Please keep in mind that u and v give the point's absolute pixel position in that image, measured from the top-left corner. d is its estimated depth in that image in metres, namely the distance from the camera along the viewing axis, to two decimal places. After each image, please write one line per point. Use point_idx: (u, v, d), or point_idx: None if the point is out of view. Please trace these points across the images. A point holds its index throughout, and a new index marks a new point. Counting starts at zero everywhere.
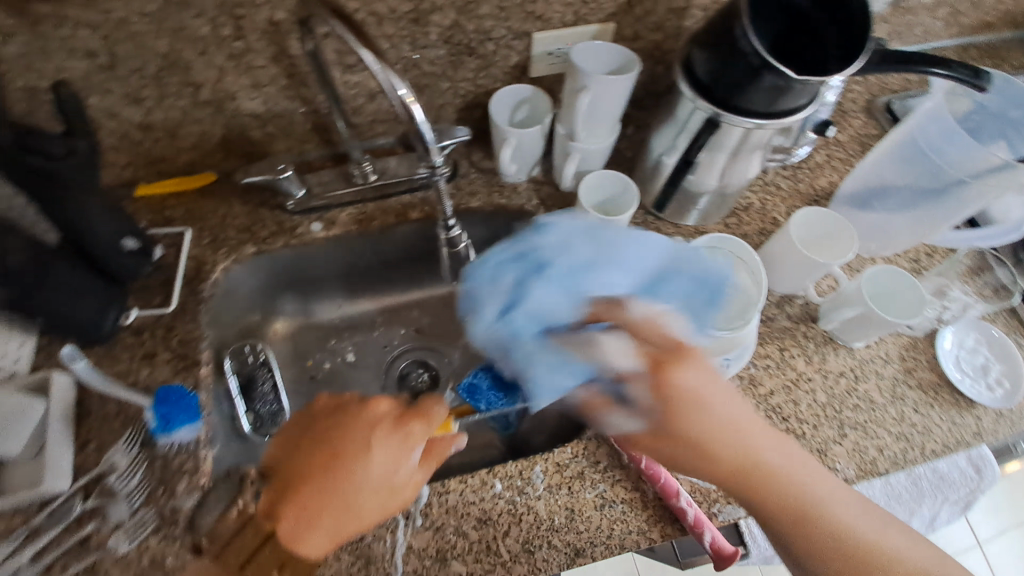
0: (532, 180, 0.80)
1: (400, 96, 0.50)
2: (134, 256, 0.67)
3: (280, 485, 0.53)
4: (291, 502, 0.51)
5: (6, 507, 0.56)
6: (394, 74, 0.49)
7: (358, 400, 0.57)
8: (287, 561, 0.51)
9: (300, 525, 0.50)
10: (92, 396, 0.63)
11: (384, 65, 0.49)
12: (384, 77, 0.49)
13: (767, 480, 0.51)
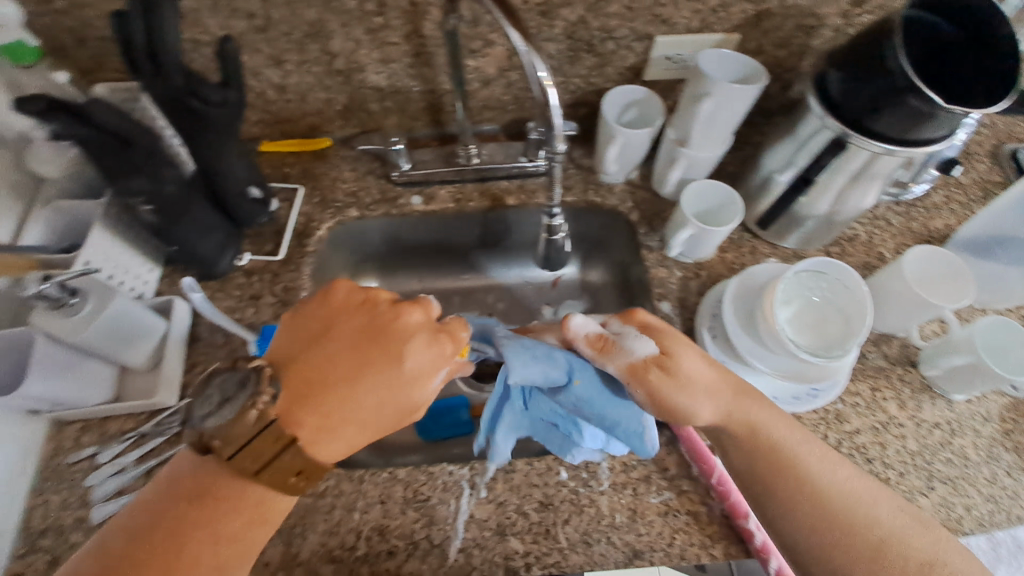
0: (629, 183, 0.80)
1: (540, 79, 0.50)
2: (256, 204, 0.72)
3: (298, 385, 0.46)
4: (312, 409, 0.45)
5: (121, 411, 0.62)
6: (539, 57, 0.49)
7: (389, 303, 0.51)
8: (303, 472, 0.45)
9: (318, 433, 0.45)
10: (202, 326, 0.69)
11: (530, 46, 0.49)
12: (528, 59, 0.50)
13: (744, 433, 0.52)
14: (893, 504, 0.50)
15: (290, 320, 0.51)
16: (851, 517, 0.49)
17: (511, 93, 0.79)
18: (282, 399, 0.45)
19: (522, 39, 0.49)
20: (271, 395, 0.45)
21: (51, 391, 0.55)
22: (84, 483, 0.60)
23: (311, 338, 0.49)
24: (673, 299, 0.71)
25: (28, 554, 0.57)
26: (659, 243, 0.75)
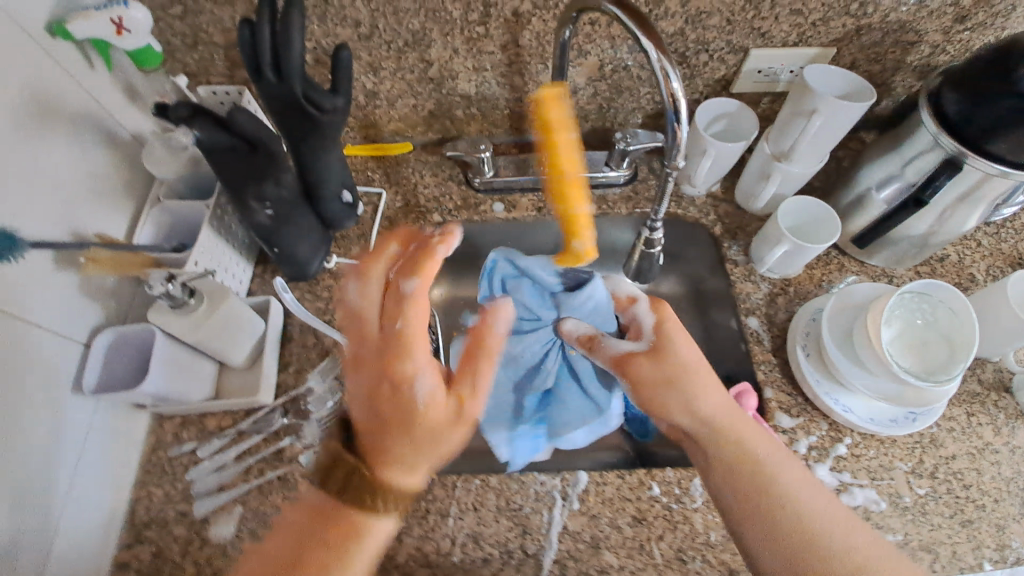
0: (711, 195, 0.79)
1: (670, 87, 0.50)
2: (347, 208, 0.72)
3: (386, 418, 0.52)
4: (398, 440, 0.51)
5: (220, 408, 0.63)
6: (671, 64, 0.49)
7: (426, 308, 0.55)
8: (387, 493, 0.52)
9: (401, 455, 0.52)
10: (294, 326, 0.70)
11: (662, 54, 0.49)
12: (659, 66, 0.49)
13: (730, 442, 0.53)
14: (857, 533, 0.48)
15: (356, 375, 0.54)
16: (821, 541, 0.48)
17: (596, 103, 0.78)
18: (377, 434, 0.52)
19: (657, 49, 0.49)
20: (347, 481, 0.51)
21: (165, 388, 0.57)
22: (186, 478, 0.61)
23: (373, 403, 0.53)
24: (761, 315, 0.70)
25: (134, 545, 0.58)
26: (744, 257, 0.74)
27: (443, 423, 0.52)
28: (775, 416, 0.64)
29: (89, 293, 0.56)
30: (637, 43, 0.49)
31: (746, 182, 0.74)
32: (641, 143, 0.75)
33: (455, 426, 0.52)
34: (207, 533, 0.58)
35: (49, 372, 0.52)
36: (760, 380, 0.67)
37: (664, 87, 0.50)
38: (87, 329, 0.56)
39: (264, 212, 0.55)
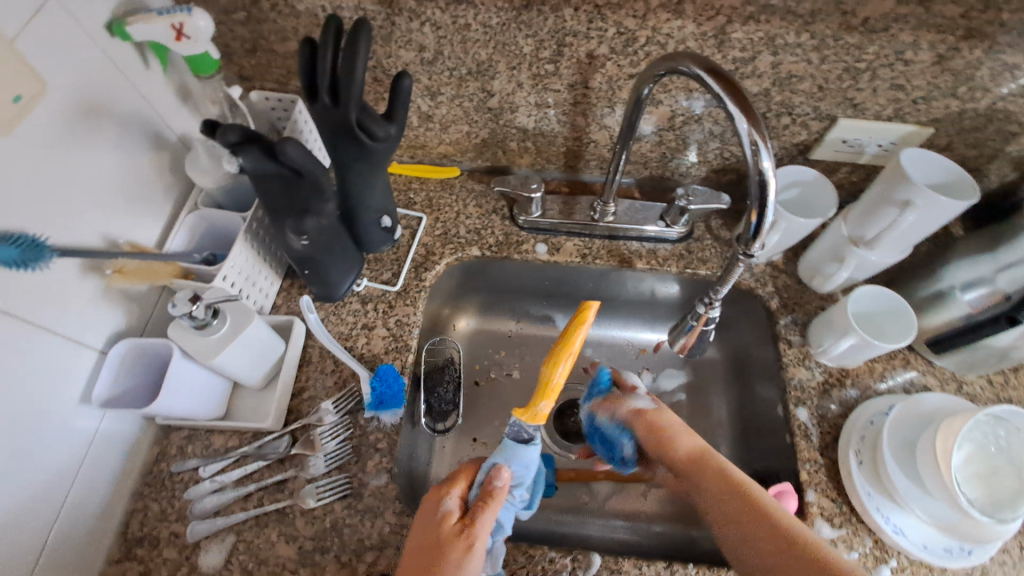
0: (771, 265, 0.73)
1: (762, 165, 0.45)
2: (385, 233, 0.69)
3: (416, 547, 0.49)
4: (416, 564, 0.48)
5: (229, 428, 0.61)
6: (763, 138, 0.45)
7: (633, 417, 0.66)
8: None
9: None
10: (314, 348, 0.67)
11: (756, 128, 0.45)
12: (749, 139, 0.45)
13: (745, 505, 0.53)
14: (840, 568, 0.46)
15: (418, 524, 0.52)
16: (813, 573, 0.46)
17: (660, 151, 0.73)
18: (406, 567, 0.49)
19: (747, 120, 0.45)
20: None
21: (175, 407, 0.54)
22: (185, 496, 0.59)
23: (418, 543, 0.50)
24: (812, 406, 0.64)
25: (122, 561, 0.56)
26: (801, 338, 0.68)
27: (451, 535, 0.49)
28: (815, 522, 0.58)
29: (112, 299, 0.54)
30: (723, 109, 0.45)
31: (813, 259, 0.68)
32: (707, 204, 0.68)
33: (459, 538, 0.49)
34: (196, 561, 0.56)
35: (61, 380, 0.50)
36: (803, 480, 0.60)
37: (752, 163, 0.46)
38: (106, 336, 0.54)
39: (299, 240, 0.54)
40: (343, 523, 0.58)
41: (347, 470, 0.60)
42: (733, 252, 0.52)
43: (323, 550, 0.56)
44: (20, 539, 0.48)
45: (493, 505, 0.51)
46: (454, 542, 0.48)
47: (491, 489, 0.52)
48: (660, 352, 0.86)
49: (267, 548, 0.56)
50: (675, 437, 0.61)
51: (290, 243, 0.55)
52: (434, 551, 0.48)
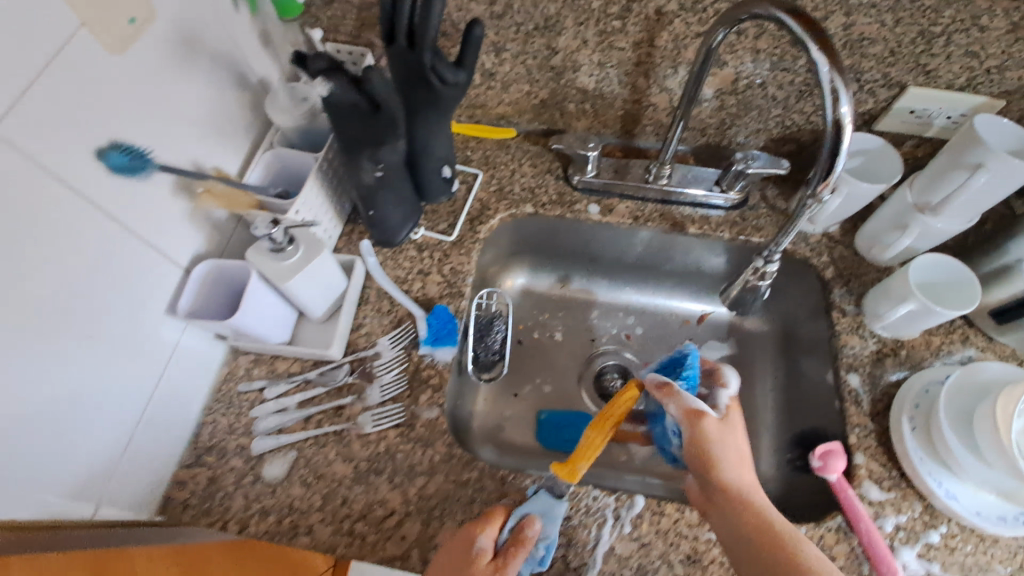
0: (827, 236, 0.73)
1: (838, 112, 0.45)
2: (444, 184, 0.71)
3: None
4: None
5: (293, 354, 0.65)
6: (843, 84, 0.45)
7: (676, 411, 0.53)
8: None
9: None
10: (372, 289, 0.70)
11: (836, 73, 0.45)
12: (829, 85, 0.45)
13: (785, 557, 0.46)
14: None
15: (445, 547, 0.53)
16: None
17: (720, 117, 0.73)
18: None
19: (828, 65, 0.45)
20: None
21: (250, 325, 0.58)
22: (251, 414, 0.63)
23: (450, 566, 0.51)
24: (864, 373, 0.63)
25: (193, 466, 0.61)
26: (855, 308, 0.67)
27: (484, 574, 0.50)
28: (862, 484, 0.58)
29: (197, 221, 0.58)
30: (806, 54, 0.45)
31: (875, 228, 0.67)
32: (765, 169, 0.68)
33: None
34: (261, 470, 0.61)
35: (151, 292, 0.54)
36: (850, 443, 0.60)
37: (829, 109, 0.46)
38: (189, 256, 0.58)
39: (374, 173, 0.56)
40: (395, 449, 0.61)
41: (400, 402, 0.63)
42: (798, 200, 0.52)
43: (378, 471, 0.60)
44: (111, 431, 0.53)
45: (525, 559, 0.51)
46: None
47: (522, 537, 0.52)
48: (705, 324, 0.87)
49: (325, 465, 0.61)
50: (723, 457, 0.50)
51: (364, 177, 0.57)
52: None
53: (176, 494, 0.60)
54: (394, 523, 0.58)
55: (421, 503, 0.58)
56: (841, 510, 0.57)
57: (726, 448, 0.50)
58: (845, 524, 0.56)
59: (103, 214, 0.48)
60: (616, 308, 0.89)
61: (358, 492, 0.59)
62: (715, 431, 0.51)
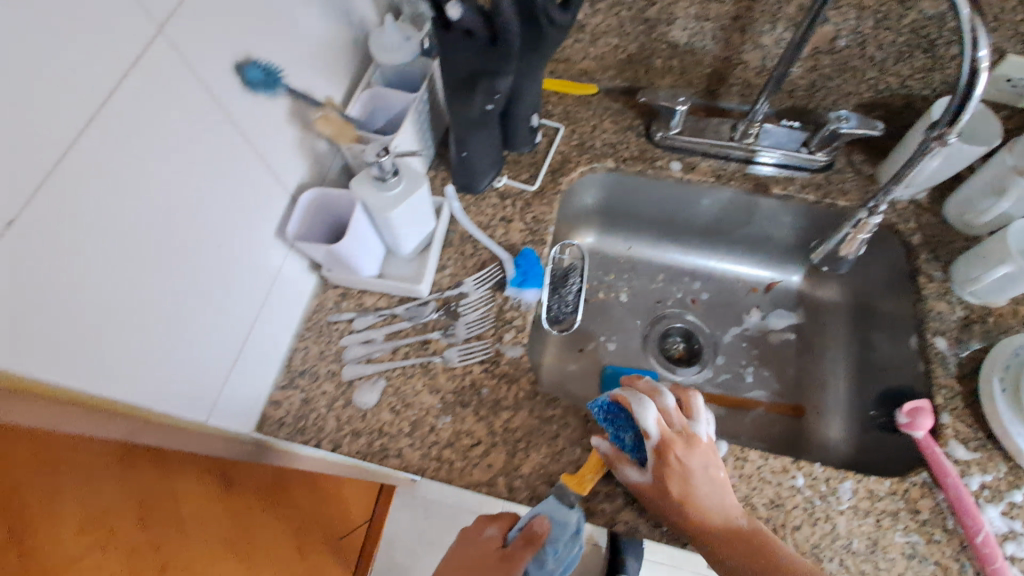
0: (913, 203, 0.72)
1: (975, 56, 0.46)
2: (530, 132, 0.72)
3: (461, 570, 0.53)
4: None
5: (381, 287, 0.68)
6: (984, 29, 0.45)
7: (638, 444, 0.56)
8: None
9: None
10: (456, 232, 0.72)
11: (976, 15, 0.46)
12: (967, 27, 0.46)
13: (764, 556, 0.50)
14: None
15: None
16: None
17: (811, 78, 0.72)
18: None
19: (970, 8, 0.46)
20: None
21: (351, 252, 0.60)
22: (340, 342, 0.66)
23: None
24: (951, 338, 0.63)
25: (287, 388, 0.64)
26: (942, 274, 0.67)
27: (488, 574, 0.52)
28: (948, 443, 0.58)
29: (304, 151, 0.60)
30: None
31: (971, 192, 0.67)
32: (860, 130, 0.67)
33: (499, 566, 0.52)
34: (352, 396, 0.64)
35: (265, 213, 0.56)
36: (936, 404, 0.60)
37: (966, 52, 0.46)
38: (296, 183, 0.60)
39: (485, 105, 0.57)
40: (480, 383, 0.63)
41: (485, 339, 0.65)
42: (923, 139, 0.53)
43: (464, 403, 0.62)
44: (227, 343, 0.55)
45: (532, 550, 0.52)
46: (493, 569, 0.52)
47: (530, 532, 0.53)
48: (772, 292, 0.87)
49: (413, 395, 0.63)
50: (698, 490, 0.53)
51: (473, 108, 0.58)
52: None
53: (272, 413, 0.63)
54: (480, 452, 0.60)
55: (507, 435, 0.61)
56: (925, 467, 0.58)
57: (703, 480, 0.53)
58: (929, 480, 0.57)
59: (235, 129, 0.49)
60: (682, 272, 0.89)
61: (445, 422, 0.62)
62: (682, 469, 0.53)
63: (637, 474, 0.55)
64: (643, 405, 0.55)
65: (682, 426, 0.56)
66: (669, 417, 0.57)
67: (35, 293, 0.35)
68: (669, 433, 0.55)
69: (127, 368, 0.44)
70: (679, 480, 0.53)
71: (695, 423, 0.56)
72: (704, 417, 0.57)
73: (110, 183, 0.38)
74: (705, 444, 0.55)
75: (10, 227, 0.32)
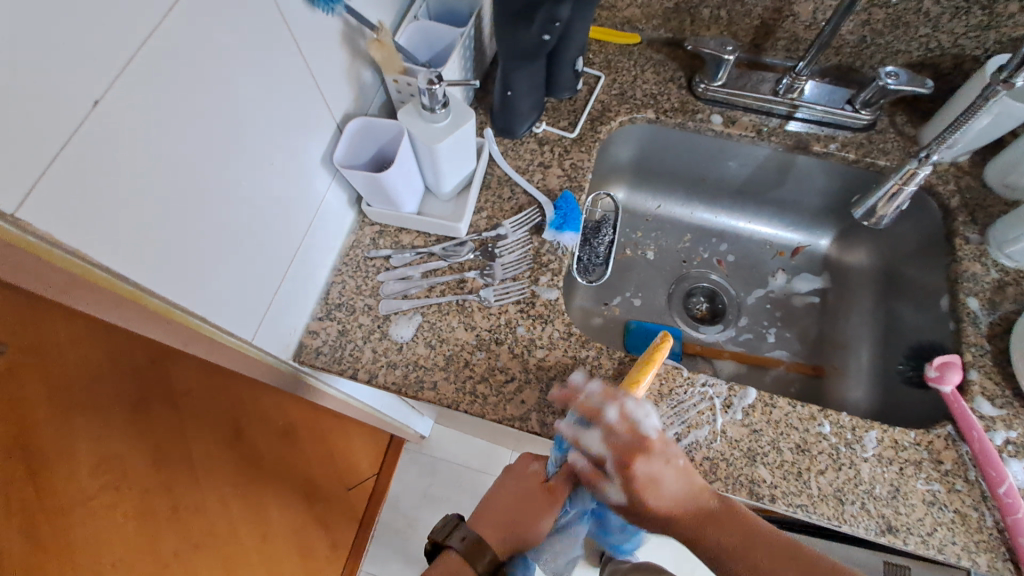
0: (953, 167, 0.72)
1: None
2: (574, 76, 0.72)
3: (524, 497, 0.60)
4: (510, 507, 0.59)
5: (419, 226, 0.68)
6: None
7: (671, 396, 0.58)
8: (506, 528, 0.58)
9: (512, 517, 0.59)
10: (494, 175, 0.73)
11: None
12: None
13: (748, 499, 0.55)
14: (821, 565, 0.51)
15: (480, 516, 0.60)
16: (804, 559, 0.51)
17: (861, 34, 0.72)
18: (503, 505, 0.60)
19: None
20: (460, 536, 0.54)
21: (395, 183, 0.60)
22: (377, 278, 0.66)
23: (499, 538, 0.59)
24: (984, 299, 0.64)
25: (324, 319, 0.64)
26: (978, 237, 0.68)
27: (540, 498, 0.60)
28: (974, 398, 0.59)
29: (351, 79, 0.60)
30: None
31: (1012, 156, 0.66)
32: (907, 87, 0.67)
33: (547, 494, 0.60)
34: (388, 330, 0.64)
35: (309, 137, 0.56)
36: (966, 360, 0.61)
37: None
38: (340, 111, 0.60)
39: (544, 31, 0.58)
40: (516, 322, 0.63)
41: (521, 281, 0.66)
42: (988, 80, 0.53)
43: (498, 341, 0.63)
44: (273, 266, 0.56)
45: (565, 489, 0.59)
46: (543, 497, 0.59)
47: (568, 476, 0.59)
48: (798, 257, 0.88)
49: (448, 331, 0.63)
50: (663, 487, 0.53)
51: (530, 36, 0.59)
52: (521, 506, 0.59)
53: (309, 342, 0.63)
54: (514, 388, 0.60)
55: (541, 373, 0.61)
56: (951, 421, 0.59)
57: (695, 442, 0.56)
58: (953, 434, 0.58)
59: (292, 42, 0.49)
60: (712, 232, 0.89)
61: (480, 357, 0.62)
62: (643, 475, 0.54)
63: (615, 493, 0.56)
64: (586, 432, 0.56)
65: (627, 432, 0.55)
66: (616, 428, 0.56)
67: (115, 179, 0.36)
68: (620, 446, 0.55)
69: (187, 273, 0.44)
70: (646, 479, 0.54)
71: (640, 425, 0.55)
72: (643, 414, 0.55)
73: (182, 79, 0.39)
74: (655, 443, 0.54)
75: (97, 105, 0.33)
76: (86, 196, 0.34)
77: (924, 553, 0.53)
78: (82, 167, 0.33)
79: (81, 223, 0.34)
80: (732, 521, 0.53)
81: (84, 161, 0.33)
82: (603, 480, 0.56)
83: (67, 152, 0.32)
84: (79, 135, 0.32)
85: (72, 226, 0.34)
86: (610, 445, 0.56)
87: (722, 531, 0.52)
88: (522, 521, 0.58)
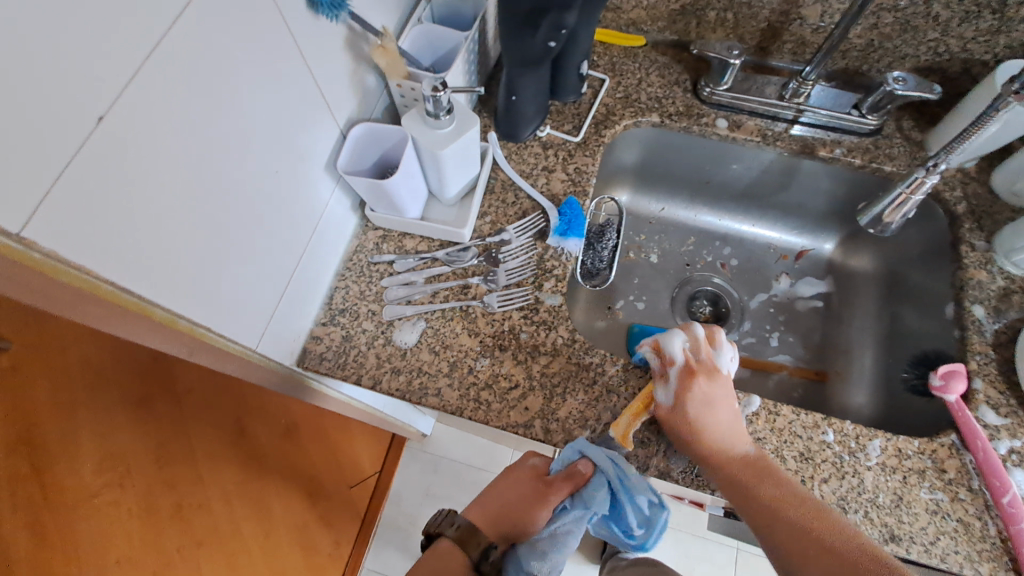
0: (960, 172, 0.72)
1: None
2: (578, 79, 0.72)
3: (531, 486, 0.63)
4: (508, 494, 0.63)
5: (423, 231, 0.68)
6: None
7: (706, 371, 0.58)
8: (501, 515, 0.61)
9: (513, 505, 0.62)
10: (497, 180, 0.72)
11: None
12: None
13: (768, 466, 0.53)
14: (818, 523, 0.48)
15: (488, 493, 0.64)
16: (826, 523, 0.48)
17: (868, 38, 0.71)
18: (507, 494, 0.63)
19: None
20: (451, 521, 0.56)
21: (399, 189, 0.60)
22: (380, 283, 0.66)
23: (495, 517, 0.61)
24: (989, 307, 0.64)
25: (328, 325, 0.64)
26: (984, 244, 0.67)
27: (537, 488, 0.62)
28: (979, 408, 0.59)
29: (354, 84, 0.60)
30: None
31: (1020, 163, 0.66)
32: (915, 92, 0.66)
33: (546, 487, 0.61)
34: (392, 336, 0.64)
35: (312, 144, 0.56)
36: (970, 369, 0.61)
37: None
38: (344, 117, 0.60)
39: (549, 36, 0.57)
40: (519, 328, 0.63)
41: (525, 286, 0.66)
42: (1000, 90, 0.52)
43: (502, 347, 0.63)
44: (277, 274, 0.56)
45: (564, 487, 0.60)
46: (539, 493, 0.62)
47: (568, 475, 0.59)
48: (802, 261, 0.87)
49: (452, 336, 0.63)
50: (718, 414, 0.56)
51: (536, 41, 0.58)
52: (522, 495, 0.62)
53: (313, 348, 0.63)
54: (518, 395, 0.60)
55: (544, 380, 0.61)
56: (955, 430, 0.59)
57: (723, 405, 0.57)
58: (957, 443, 0.58)
59: (296, 51, 0.49)
60: (716, 235, 0.89)
61: (484, 363, 0.62)
62: (701, 393, 0.57)
63: (665, 395, 0.57)
64: (672, 335, 0.60)
65: (706, 354, 0.60)
66: (697, 347, 0.60)
67: (119, 194, 0.35)
68: (693, 362, 0.59)
69: (192, 283, 0.44)
70: (700, 402, 0.57)
71: (710, 357, 0.60)
72: (726, 352, 0.60)
73: (186, 93, 0.39)
74: (722, 374, 0.59)
75: (100, 122, 0.33)
76: (89, 212, 0.34)
77: (928, 562, 0.53)
78: (85, 184, 0.33)
79: (85, 237, 0.34)
80: (769, 470, 0.53)
81: (88, 178, 0.33)
82: (666, 375, 0.58)
83: (72, 169, 0.32)
84: (83, 152, 0.32)
85: (77, 243, 0.33)
86: (689, 353, 0.60)
87: (748, 478, 0.52)
88: (521, 508, 0.61)
